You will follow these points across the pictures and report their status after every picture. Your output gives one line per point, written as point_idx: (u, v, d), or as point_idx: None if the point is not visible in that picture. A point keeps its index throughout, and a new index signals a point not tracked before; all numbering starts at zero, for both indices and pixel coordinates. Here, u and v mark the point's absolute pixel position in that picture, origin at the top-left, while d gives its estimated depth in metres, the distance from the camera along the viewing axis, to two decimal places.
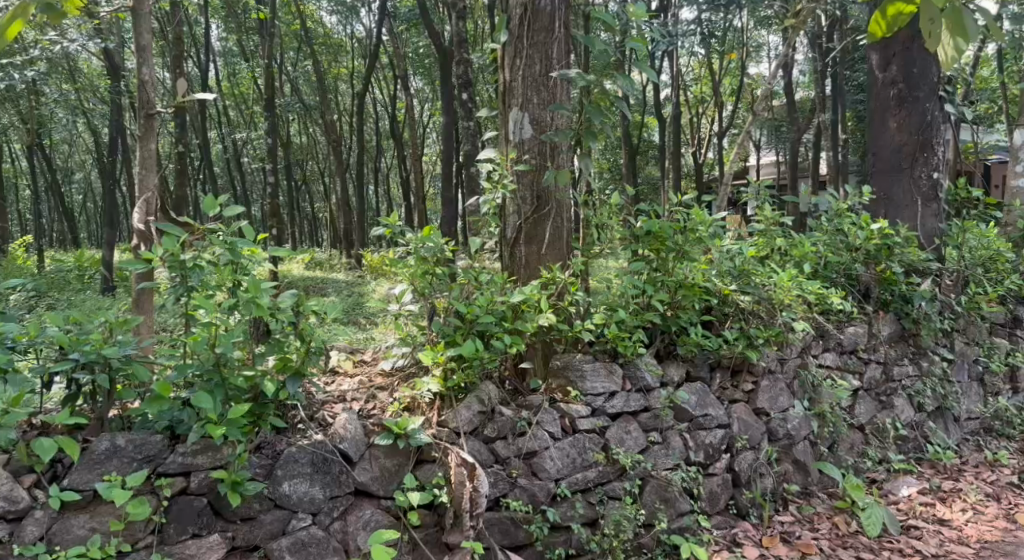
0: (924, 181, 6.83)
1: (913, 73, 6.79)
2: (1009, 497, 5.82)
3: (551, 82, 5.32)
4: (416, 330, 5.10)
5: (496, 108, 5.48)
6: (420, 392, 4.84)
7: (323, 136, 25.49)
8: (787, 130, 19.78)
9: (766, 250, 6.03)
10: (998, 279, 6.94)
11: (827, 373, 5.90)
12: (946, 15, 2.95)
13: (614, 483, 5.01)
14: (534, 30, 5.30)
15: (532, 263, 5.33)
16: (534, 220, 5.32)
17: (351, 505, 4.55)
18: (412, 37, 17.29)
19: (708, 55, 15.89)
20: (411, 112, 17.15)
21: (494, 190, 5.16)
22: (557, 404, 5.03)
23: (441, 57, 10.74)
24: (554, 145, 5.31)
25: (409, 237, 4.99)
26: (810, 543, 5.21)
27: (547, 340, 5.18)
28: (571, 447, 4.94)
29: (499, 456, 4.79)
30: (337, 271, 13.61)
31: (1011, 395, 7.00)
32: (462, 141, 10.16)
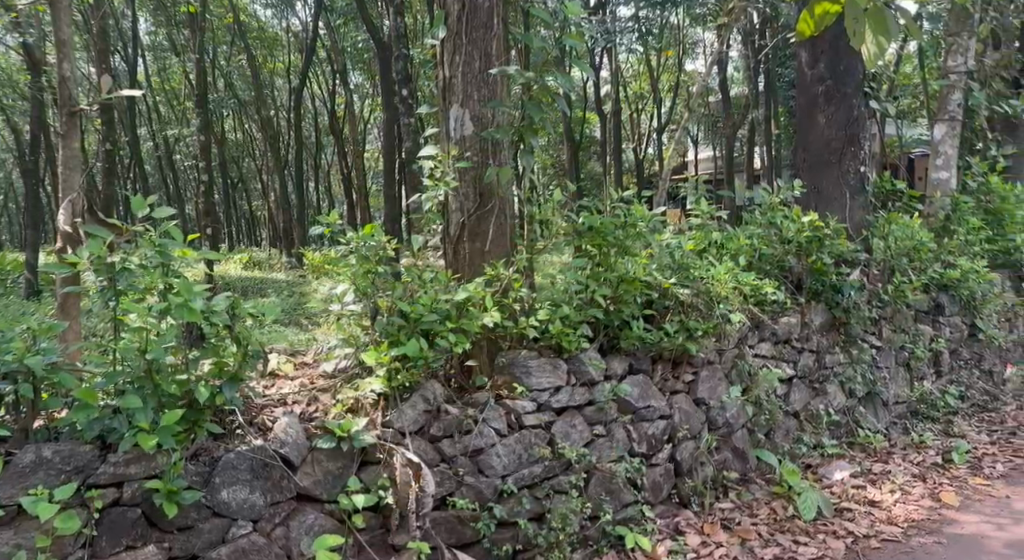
0: (851, 174, 7.08)
1: (839, 70, 7.05)
2: (933, 477, 6.07)
3: (490, 79, 5.31)
4: (359, 330, 4.98)
5: (436, 105, 5.46)
6: (364, 393, 4.76)
7: (256, 133, 25.02)
8: (723, 126, 20.29)
9: (704, 243, 6.11)
10: (920, 268, 7.29)
11: (763, 363, 6.05)
12: (867, 16, 3.13)
13: (560, 476, 5.04)
14: (473, 27, 5.28)
15: (476, 261, 5.32)
16: (477, 217, 5.30)
17: (293, 510, 4.44)
18: (349, 32, 17.21)
19: (645, 51, 16.35)
20: (351, 108, 17.04)
21: (435, 187, 5.22)
22: (503, 401, 5.00)
23: (382, 52, 10.80)
24: (495, 143, 5.30)
25: (349, 236, 4.89)
26: (750, 528, 5.34)
27: (492, 336, 5.13)
28: (517, 443, 4.93)
29: (445, 455, 4.76)
30: (277, 271, 13.44)
31: (934, 379, 7.26)
32: (404, 138, 10.13)
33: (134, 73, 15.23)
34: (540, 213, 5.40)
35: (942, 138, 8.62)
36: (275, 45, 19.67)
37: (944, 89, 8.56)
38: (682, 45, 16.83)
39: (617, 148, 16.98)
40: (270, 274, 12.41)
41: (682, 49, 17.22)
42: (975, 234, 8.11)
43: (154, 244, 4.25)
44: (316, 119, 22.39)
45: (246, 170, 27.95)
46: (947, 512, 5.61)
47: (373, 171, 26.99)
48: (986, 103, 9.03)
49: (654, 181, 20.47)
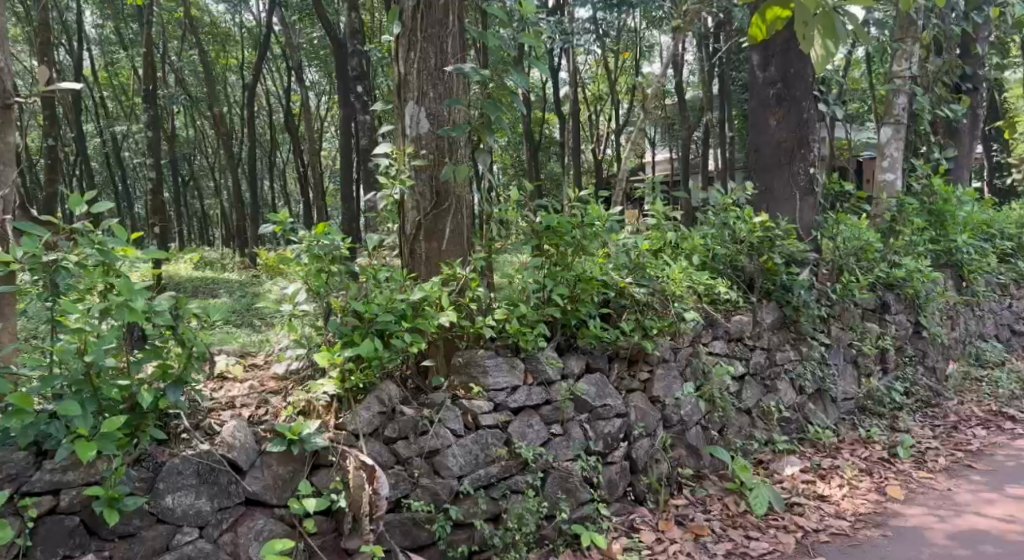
0: (801, 176, 7.22)
1: (790, 74, 7.17)
2: (880, 471, 6.22)
3: (447, 77, 5.27)
4: (310, 331, 4.88)
5: (392, 102, 5.39)
6: (315, 395, 4.68)
7: (208, 129, 24.62)
8: (679, 128, 20.60)
9: (661, 243, 6.24)
10: (868, 268, 7.48)
11: (717, 361, 6.13)
12: (818, 18, 3.41)
13: (517, 476, 5.01)
14: (428, 22, 5.23)
15: (432, 260, 5.27)
16: (433, 215, 5.26)
17: (242, 515, 4.33)
18: (305, 29, 17.09)
19: (602, 53, 16.58)
20: (306, 106, 16.91)
21: (391, 185, 5.14)
22: (459, 401, 4.97)
23: (341, 48, 10.74)
24: (451, 140, 5.25)
25: (302, 235, 4.78)
26: (703, 524, 5.38)
27: (448, 337, 5.12)
28: (473, 443, 4.89)
29: (400, 456, 4.71)
30: (231, 271, 13.21)
31: (882, 375, 7.41)
32: (361, 136, 10.07)
33: (79, 66, 14.87)
34: (498, 211, 5.42)
35: (889, 140, 8.87)
36: (228, 40, 19.44)
37: (890, 92, 8.80)
38: (639, 47, 17.08)
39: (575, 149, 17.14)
40: (223, 274, 12.19)
41: (638, 52, 17.52)
42: (919, 234, 8.35)
43: (96, 242, 4.09)
44: (270, 117, 22.12)
45: (195, 168, 27.40)
46: (892, 505, 5.72)
47: (327, 170, 26.67)
48: (929, 106, 9.21)
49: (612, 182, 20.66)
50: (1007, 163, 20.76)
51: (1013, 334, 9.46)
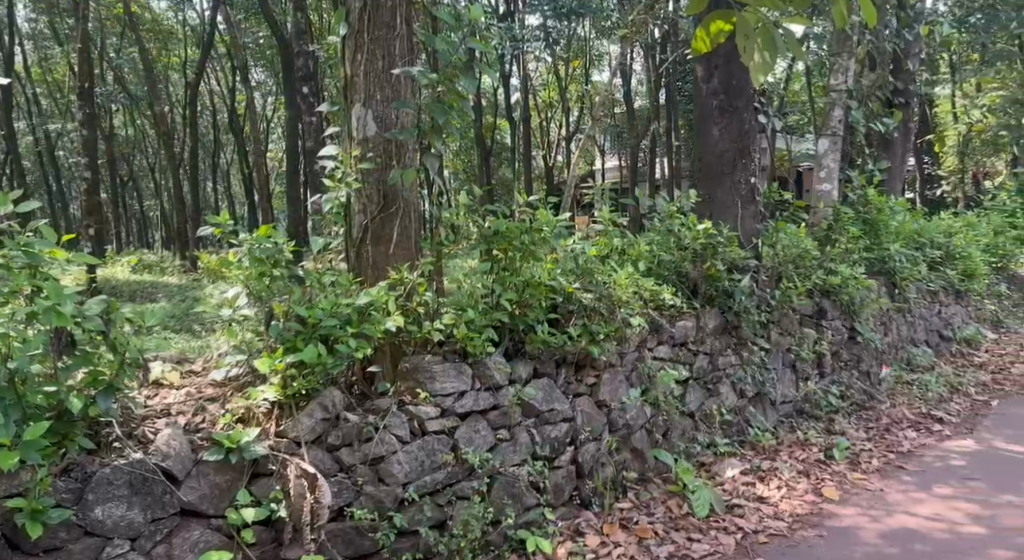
0: (742, 185, 7.42)
1: (732, 85, 7.39)
2: (816, 473, 6.40)
3: (393, 79, 5.28)
4: (251, 335, 4.86)
5: (338, 104, 5.39)
6: (256, 402, 4.60)
7: (150, 128, 24.22)
8: (628, 136, 20.91)
9: (607, 250, 6.37)
10: (806, 274, 7.70)
11: (662, 365, 6.26)
12: (759, 31, 3.69)
13: (463, 482, 5.03)
14: (375, 25, 5.25)
15: (379, 264, 5.28)
16: (381, 219, 5.28)
17: (177, 526, 4.28)
18: (251, 28, 16.96)
19: (553, 60, 16.78)
20: (252, 107, 16.78)
21: (335, 187, 5.14)
22: (406, 407, 4.95)
23: (288, 50, 10.73)
24: (399, 143, 5.29)
25: (243, 237, 4.75)
26: (647, 527, 5.48)
27: (395, 342, 5.07)
28: (419, 450, 4.90)
29: (344, 464, 4.70)
30: (172, 275, 13.01)
31: (818, 379, 7.62)
32: (308, 138, 10.06)
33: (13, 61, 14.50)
34: (449, 214, 5.38)
35: (825, 151, 9.23)
36: (169, 37, 19.25)
37: (827, 105, 9.11)
38: (588, 55, 17.32)
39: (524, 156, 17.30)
40: (164, 278, 11.99)
41: (587, 60, 17.78)
42: (854, 242, 8.63)
43: (21, 244, 4.02)
44: (214, 117, 21.87)
45: (136, 168, 26.86)
46: (827, 506, 5.88)
47: (274, 172, 26.39)
48: (865, 119, 9.55)
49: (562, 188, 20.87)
50: (939, 175, 21.61)
51: (942, 340, 9.64)
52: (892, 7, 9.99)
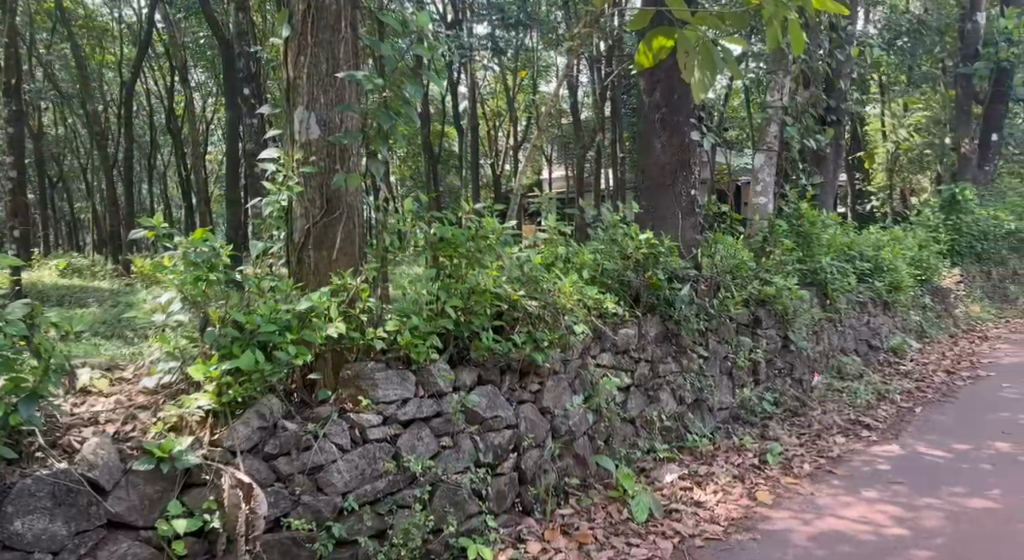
0: (684, 198, 7.68)
1: (674, 100, 7.65)
2: (751, 477, 6.60)
3: (338, 83, 5.35)
4: (186, 342, 4.77)
5: (281, 107, 5.45)
6: (189, 410, 4.49)
7: (84, 128, 23.77)
8: (574, 148, 21.23)
9: (552, 258, 6.56)
10: (742, 284, 7.99)
11: (604, 372, 6.40)
12: (698, 49, 4.33)
13: (405, 491, 4.89)
14: (320, 28, 5.32)
15: (322, 269, 5.31)
16: (323, 225, 5.30)
17: (103, 539, 4.12)
18: (190, 28, 16.82)
19: (501, 70, 16.98)
20: (191, 108, 16.64)
21: (278, 192, 5.23)
22: (347, 414, 4.80)
23: (227, 49, 10.66)
24: (344, 147, 5.36)
25: (178, 241, 4.68)
26: (588, 532, 5.49)
27: (337, 348, 4.92)
28: (360, 458, 4.74)
29: (281, 473, 4.53)
30: (103, 278, 12.78)
31: (753, 386, 7.86)
32: (247, 138, 10.06)
33: None
34: (395, 222, 5.45)
35: (762, 165, 9.59)
36: (104, 34, 18.92)
37: (763, 120, 9.57)
38: (535, 67, 17.57)
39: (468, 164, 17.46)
40: (93, 282, 11.79)
41: (535, 71, 18.07)
42: (786, 254, 8.96)
43: None
44: (151, 118, 21.49)
45: (67, 169, 26.20)
46: (760, 509, 6.07)
47: (213, 177, 26.01)
48: (798, 136, 10.01)
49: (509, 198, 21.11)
50: (870, 192, 22.43)
51: (870, 349, 10.01)
52: (825, 28, 10.44)
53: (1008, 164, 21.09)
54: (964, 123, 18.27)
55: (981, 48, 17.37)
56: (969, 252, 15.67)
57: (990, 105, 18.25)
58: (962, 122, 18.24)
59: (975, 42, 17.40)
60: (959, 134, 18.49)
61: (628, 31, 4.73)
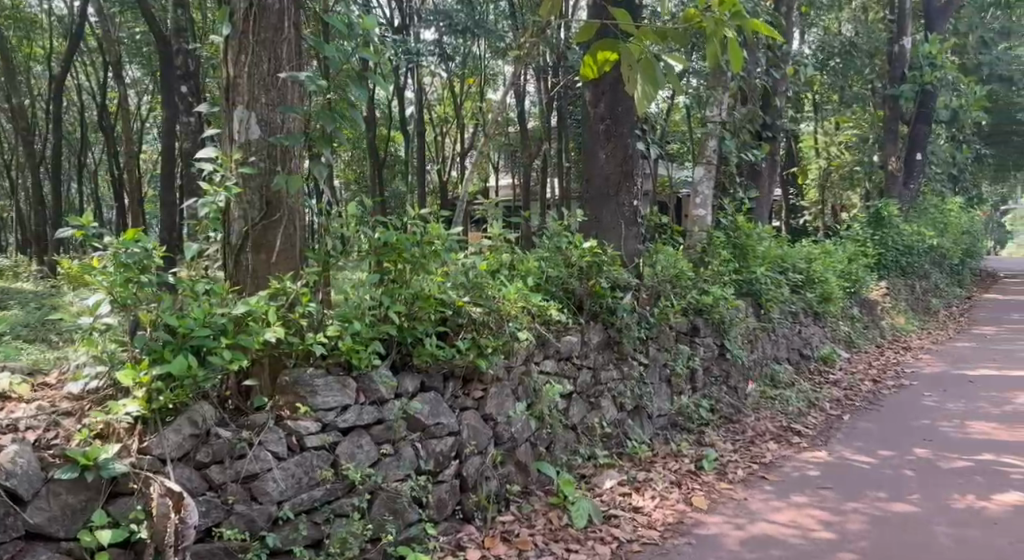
0: (627, 208, 7.81)
1: (618, 111, 7.76)
2: (688, 482, 6.75)
3: (280, 83, 5.19)
4: (114, 347, 4.50)
5: (218, 105, 5.25)
6: (116, 417, 4.27)
7: (10, 122, 23.06)
8: (521, 155, 21.41)
9: (498, 264, 6.62)
10: (681, 294, 8.18)
11: (547, 379, 6.45)
12: (641, 63, 4.41)
13: (342, 500, 4.85)
14: (261, 27, 5.15)
15: (259, 272, 5.19)
16: (263, 226, 5.19)
17: (21, 550, 3.92)
18: (125, 22, 16.46)
19: (448, 76, 17.01)
20: (125, 103, 16.29)
21: (215, 192, 4.88)
22: (283, 422, 4.73)
23: (164, 48, 10.51)
24: (285, 148, 5.19)
25: (107, 241, 4.38)
26: (527, 539, 5.52)
27: (275, 354, 4.89)
28: (297, 466, 4.68)
29: (213, 482, 4.42)
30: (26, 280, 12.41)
31: (691, 394, 8.03)
32: (185, 139, 9.95)
33: None
34: (337, 225, 5.38)
35: (702, 179, 9.91)
36: (33, 25, 18.38)
37: (704, 135, 9.92)
38: (482, 74, 17.68)
39: (411, 169, 17.46)
40: (15, 284, 11.45)
41: (483, 78, 18.19)
42: (723, 265, 9.20)
43: None
44: (83, 114, 20.98)
45: None
46: (695, 514, 6.19)
47: (148, 175, 25.47)
48: (736, 151, 10.31)
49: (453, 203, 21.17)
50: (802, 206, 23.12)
51: (802, 357, 10.30)
52: (763, 47, 10.80)
53: (932, 182, 21.85)
54: (891, 140, 18.87)
55: (907, 70, 17.69)
56: (895, 265, 16.06)
57: (913, 125, 18.66)
58: (889, 140, 18.78)
59: (901, 64, 17.69)
60: (886, 151, 18.98)
61: (572, 43, 4.81)
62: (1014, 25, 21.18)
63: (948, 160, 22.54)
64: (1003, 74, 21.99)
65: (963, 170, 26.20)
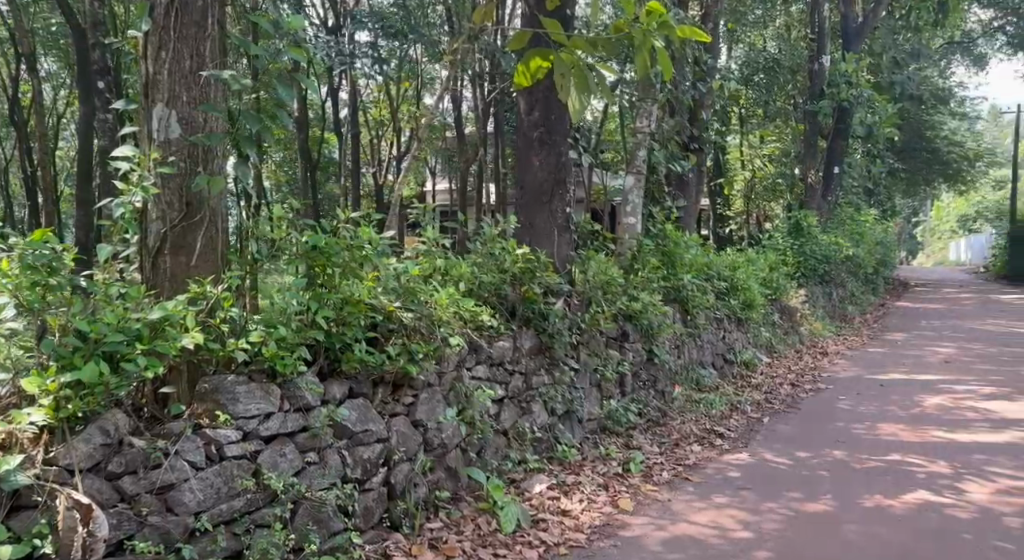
0: (559, 215, 7.87)
1: (551, 119, 7.83)
2: (615, 486, 6.80)
3: (202, 81, 5.02)
4: (18, 352, 4.27)
5: (136, 102, 5.07)
6: (19, 427, 4.00)
7: None
8: (456, 161, 21.45)
9: (431, 269, 6.59)
10: (611, 300, 8.29)
11: (478, 385, 6.43)
12: (572, 74, 4.45)
13: (263, 510, 4.73)
14: (183, 23, 4.99)
15: (178, 275, 5.00)
16: (182, 228, 5.01)
17: None
18: (41, 13, 15.89)
19: (382, 79, 16.97)
20: (39, 97, 15.73)
21: (131, 192, 4.81)
22: (202, 430, 4.60)
23: (80, 43, 10.20)
24: (206, 148, 5.04)
25: (13, 243, 4.32)
26: (455, 546, 5.49)
27: (194, 360, 4.76)
28: (215, 476, 4.55)
29: (126, 493, 4.25)
30: None
31: (620, 398, 8.11)
32: (100, 136, 9.67)
33: None
34: (267, 228, 5.31)
35: (631, 187, 10.07)
36: None
37: (633, 146, 10.10)
38: (417, 78, 17.68)
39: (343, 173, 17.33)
40: None
41: (418, 82, 18.20)
42: (652, 273, 9.37)
43: None
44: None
45: None
46: (622, 517, 6.24)
47: (61, 174, 24.55)
48: (663, 161, 10.54)
49: (385, 206, 21.05)
50: (728, 215, 23.63)
51: (725, 362, 10.51)
52: (690, 60, 11.07)
53: (849, 194, 22.61)
54: (811, 154, 19.44)
55: (825, 87, 18.51)
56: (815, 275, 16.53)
57: (832, 140, 19.43)
58: (809, 154, 19.40)
59: (820, 82, 18.38)
60: (808, 164, 19.58)
61: (505, 51, 4.83)
62: (924, 47, 22.16)
63: (864, 174, 23.37)
64: (914, 92, 22.96)
65: (876, 185, 27.23)
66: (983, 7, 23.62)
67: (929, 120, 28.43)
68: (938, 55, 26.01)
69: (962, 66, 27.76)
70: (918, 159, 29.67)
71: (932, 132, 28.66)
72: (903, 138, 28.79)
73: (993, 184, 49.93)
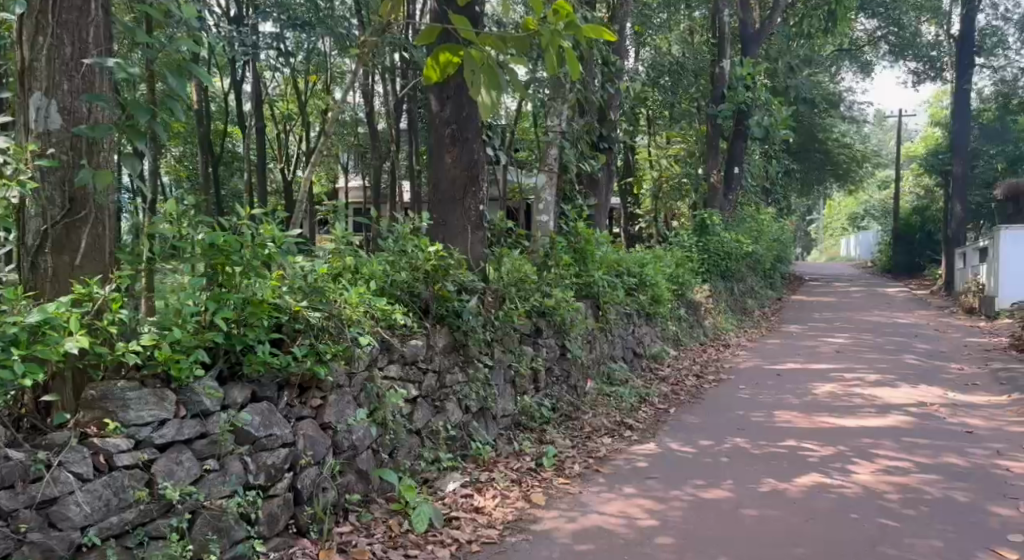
0: (472, 212, 7.81)
1: (462, 116, 7.75)
2: (528, 481, 6.78)
3: (85, 68, 4.76)
4: None
5: (10, 90, 4.78)
6: None
7: None
8: (368, 157, 21.20)
9: (341, 267, 6.41)
10: (525, 297, 8.27)
11: (391, 385, 6.31)
12: (481, 69, 4.37)
13: (158, 521, 4.54)
14: (64, 7, 4.72)
15: (61, 275, 4.76)
16: (65, 226, 4.75)
17: None
18: None
19: (288, 72, 16.64)
20: None
21: (5, 187, 4.47)
22: (89, 440, 4.39)
23: None
24: (91, 140, 4.79)
25: None
26: (364, 549, 5.36)
27: (79, 366, 4.52)
28: (104, 488, 4.33)
29: (3, 510, 4.03)
30: None
31: (534, 393, 8.13)
32: None
33: None
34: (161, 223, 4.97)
35: (544, 185, 10.08)
36: None
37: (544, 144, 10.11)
38: (325, 73, 17.41)
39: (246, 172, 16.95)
40: None
41: (327, 77, 17.94)
42: (565, 269, 9.37)
43: None
44: None
45: None
46: (533, 511, 6.22)
47: None
48: (573, 159, 10.61)
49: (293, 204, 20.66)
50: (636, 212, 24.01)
51: (635, 356, 10.65)
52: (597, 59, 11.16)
53: (749, 193, 23.27)
54: (714, 154, 19.98)
55: (725, 90, 19.09)
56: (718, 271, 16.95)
57: (731, 141, 19.94)
58: (710, 155, 19.99)
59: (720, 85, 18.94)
60: (708, 165, 20.13)
61: (414, 46, 4.73)
62: (816, 53, 22.98)
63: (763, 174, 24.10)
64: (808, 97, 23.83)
65: (775, 186, 28.17)
66: (870, 19, 24.67)
67: (822, 124, 29.54)
68: (830, 61, 27.03)
69: (852, 72, 28.91)
70: (812, 160, 30.76)
71: (825, 134, 29.82)
72: (800, 140, 29.85)
73: (880, 183, 52.22)
